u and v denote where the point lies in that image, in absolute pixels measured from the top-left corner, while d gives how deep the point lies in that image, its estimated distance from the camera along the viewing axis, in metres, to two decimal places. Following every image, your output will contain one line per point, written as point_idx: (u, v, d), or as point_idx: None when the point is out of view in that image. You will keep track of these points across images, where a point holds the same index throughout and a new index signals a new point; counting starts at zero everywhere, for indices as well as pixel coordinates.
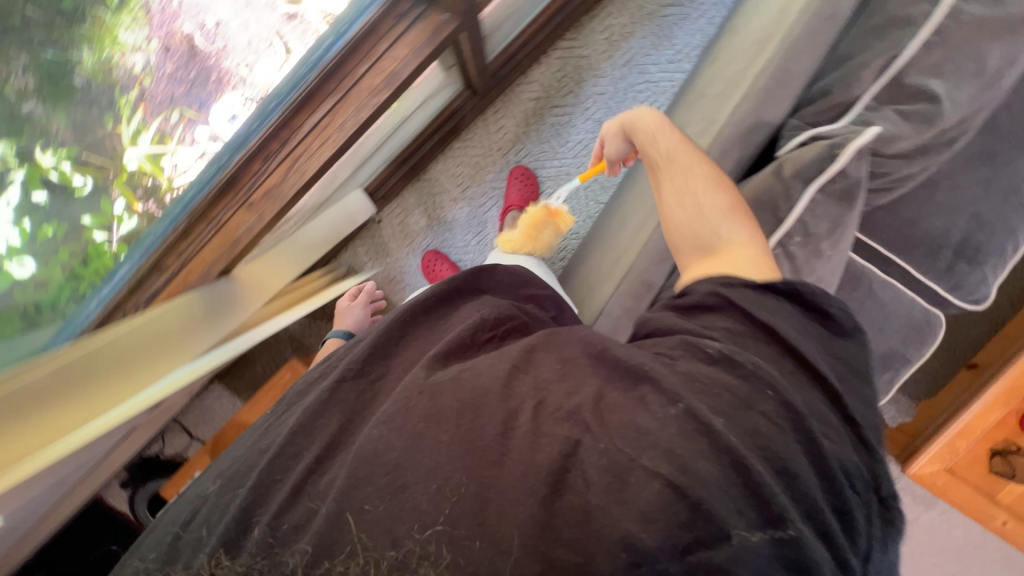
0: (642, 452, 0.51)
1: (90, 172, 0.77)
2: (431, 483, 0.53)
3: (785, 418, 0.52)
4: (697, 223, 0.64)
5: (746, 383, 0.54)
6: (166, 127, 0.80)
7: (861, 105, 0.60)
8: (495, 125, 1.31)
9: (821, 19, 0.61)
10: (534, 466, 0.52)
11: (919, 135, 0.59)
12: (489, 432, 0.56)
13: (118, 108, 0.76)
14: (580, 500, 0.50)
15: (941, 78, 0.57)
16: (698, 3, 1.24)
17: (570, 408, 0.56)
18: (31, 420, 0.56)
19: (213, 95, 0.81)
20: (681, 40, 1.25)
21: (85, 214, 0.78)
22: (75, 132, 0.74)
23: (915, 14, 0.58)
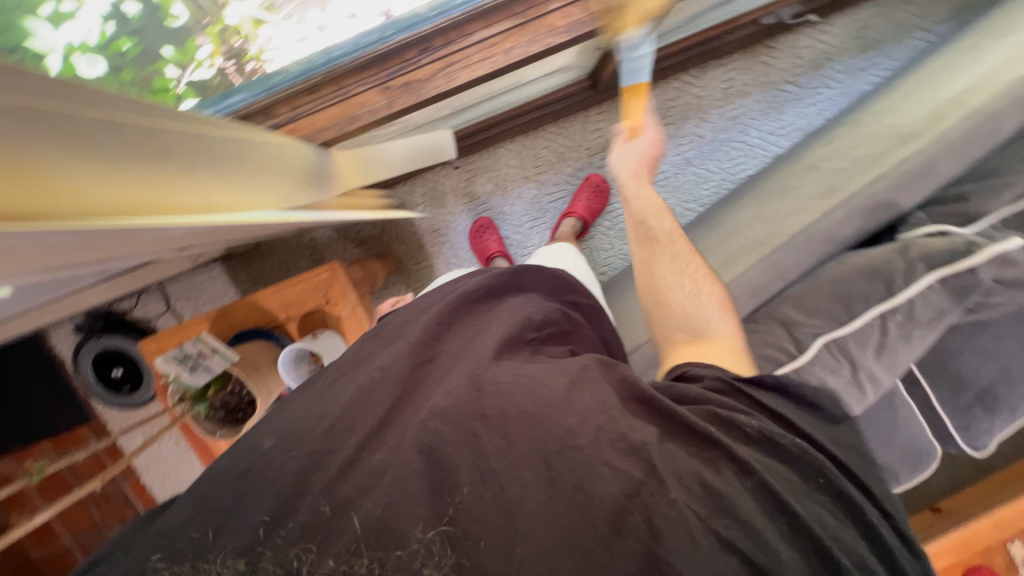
0: (714, 518, 0.46)
1: (188, 6, 0.63)
2: (486, 489, 0.47)
3: (841, 507, 0.48)
4: (683, 308, 0.68)
5: (794, 469, 0.50)
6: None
7: (989, 221, 0.64)
8: (593, 125, 1.32)
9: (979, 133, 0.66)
10: (594, 500, 0.46)
11: None
12: (547, 446, 0.48)
13: None
14: (643, 549, 0.44)
15: None
16: (816, 92, 1.28)
17: (635, 443, 0.49)
18: (129, 170, 0.44)
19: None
20: (789, 117, 1.29)
21: (166, 46, 0.63)
22: None
23: None
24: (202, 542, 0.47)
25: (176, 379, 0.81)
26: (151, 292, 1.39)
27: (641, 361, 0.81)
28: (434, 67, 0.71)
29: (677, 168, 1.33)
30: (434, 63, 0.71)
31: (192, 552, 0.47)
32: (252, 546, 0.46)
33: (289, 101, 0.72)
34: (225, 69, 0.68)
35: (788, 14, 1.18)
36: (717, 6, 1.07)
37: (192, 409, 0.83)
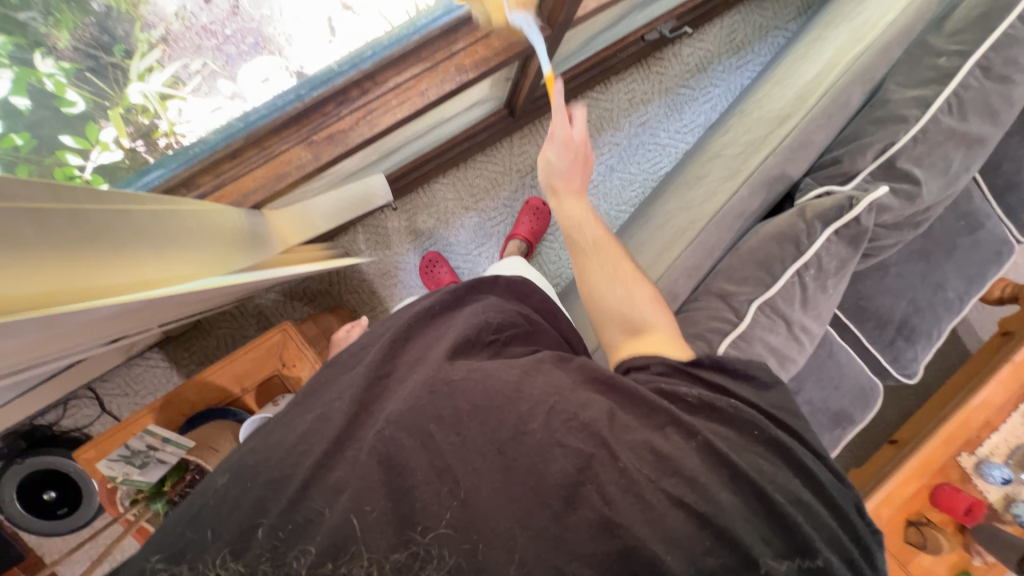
0: (661, 477, 0.51)
1: (85, 94, 0.61)
2: (441, 484, 0.49)
3: (775, 455, 0.57)
4: (617, 309, 0.70)
5: (734, 429, 0.58)
6: (183, 74, 0.66)
7: (862, 176, 0.74)
8: (518, 149, 1.40)
9: (835, 105, 0.78)
10: (548, 477, 0.50)
11: (904, 208, 0.73)
12: (500, 436, 0.52)
13: (132, 42, 0.61)
14: (596, 514, 0.48)
15: (922, 167, 0.73)
16: (706, 90, 1.44)
17: (586, 420, 0.54)
18: (64, 256, 0.43)
19: (247, 54, 0.68)
20: (689, 116, 1.44)
21: (65, 135, 0.61)
22: (78, 50, 0.59)
23: (909, 116, 0.74)
24: (203, 540, 0.47)
25: (125, 480, 0.75)
26: (81, 396, 1.26)
27: (605, 357, 0.84)
28: (355, 116, 0.74)
29: (604, 176, 1.43)
30: (353, 113, 0.74)
31: (191, 551, 0.46)
32: (248, 545, 0.46)
33: (212, 169, 0.71)
34: (134, 147, 0.68)
35: (667, 29, 1.33)
36: (606, 30, 1.19)
37: (148, 509, 0.77)
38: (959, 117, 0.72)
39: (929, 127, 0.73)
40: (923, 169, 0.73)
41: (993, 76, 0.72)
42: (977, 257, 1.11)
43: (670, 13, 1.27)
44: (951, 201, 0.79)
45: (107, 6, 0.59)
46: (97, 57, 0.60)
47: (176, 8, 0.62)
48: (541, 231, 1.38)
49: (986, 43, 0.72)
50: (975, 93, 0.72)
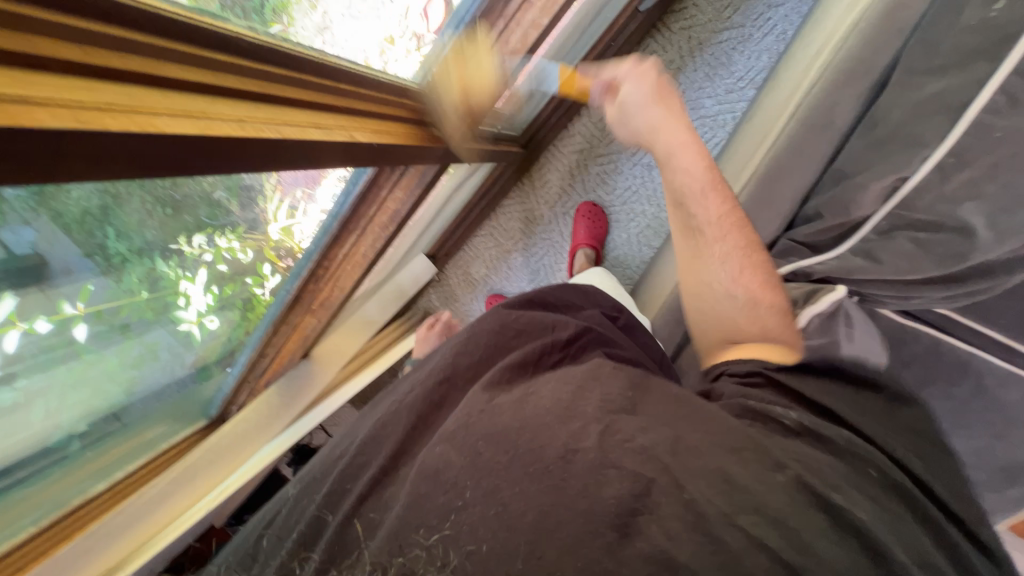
0: (738, 512, 0.38)
1: (251, 245, 0.75)
2: (488, 506, 0.39)
3: (894, 496, 0.44)
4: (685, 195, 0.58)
5: (838, 456, 0.45)
6: (296, 203, 0.72)
7: (864, 233, 0.55)
8: (540, 180, 1.34)
9: (810, 126, 0.58)
10: (599, 504, 0.38)
11: (942, 268, 0.50)
12: (547, 456, 0.40)
13: (263, 195, 0.66)
14: (656, 552, 0.35)
15: (978, 202, 0.47)
16: (761, 20, 1.06)
17: (646, 444, 0.41)
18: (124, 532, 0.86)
19: (310, 178, 0.66)
20: (743, 64, 1.09)
21: (247, 277, 0.82)
22: (244, 214, 0.67)
23: (926, 134, 0.48)
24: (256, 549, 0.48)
25: None
26: None
27: None
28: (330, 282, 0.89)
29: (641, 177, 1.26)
30: (328, 281, 0.89)
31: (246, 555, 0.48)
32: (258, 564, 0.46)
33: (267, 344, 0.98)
34: (283, 265, 0.85)
35: None
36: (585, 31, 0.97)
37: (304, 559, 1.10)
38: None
39: (964, 146, 0.46)
40: (981, 204, 0.46)
41: None
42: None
43: None
44: None
45: (248, 172, 0.60)
46: (254, 209, 0.68)
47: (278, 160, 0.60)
48: (602, 234, 1.27)
49: None
50: None
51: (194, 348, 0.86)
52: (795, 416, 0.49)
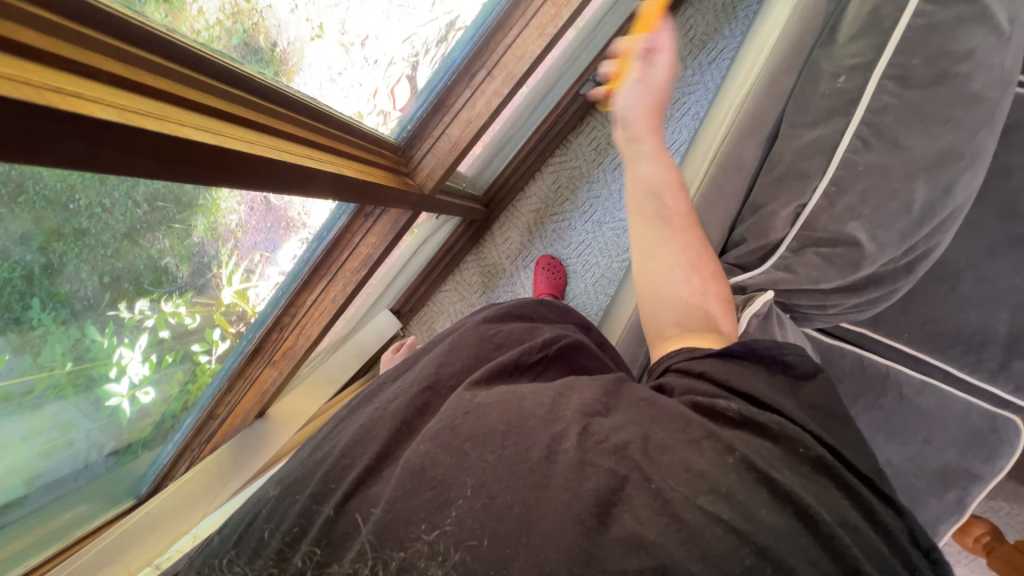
0: (697, 494, 0.37)
1: (200, 309, 0.75)
2: (476, 501, 0.38)
3: (825, 477, 0.41)
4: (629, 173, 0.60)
5: (772, 441, 0.42)
6: (252, 265, 0.75)
7: (781, 251, 0.60)
8: (501, 237, 1.43)
9: (727, 170, 0.64)
10: (581, 496, 0.37)
11: (847, 276, 0.58)
12: (529, 459, 0.40)
13: (220, 257, 0.70)
14: (632, 536, 0.36)
15: (861, 220, 0.55)
16: (680, 104, 1.26)
17: (619, 440, 0.41)
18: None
19: (277, 234, 0.74)
20: (669, 138, 1.28)
21: (195, 343, 0.80)
22: (192, 274, 0.69)
23: (812, 167, 0.57)
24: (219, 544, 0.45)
25: None
26: None
27: None
28: (294, 331, 0.88)
29: (593, 233, 1.37)
30: (292, 330, 0.87)
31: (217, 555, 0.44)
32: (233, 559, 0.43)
33: (220, 402, 0.93)
34: (234, 329, 0.84)
35: (602, 74, 1.21)
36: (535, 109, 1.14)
37: None
38: (882, 149, 0.53)
39: (842, 176, 0.55)
40: (864, 221, 0.55)
41: (921, 79, 0.51)
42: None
43: (598, 58, 1.16)
44: (934, 232, 0.58)
45: (202, 237, 0.65)
46: (205, 274, 0.70)
47: (238, 221, 0.67)
48: (560, 284, 1.34)
49: (890, 44, 0.52)
50: (896, 111, 0.52)
51: (122, 429, 0.80)
52: (733, 404, 0.44)
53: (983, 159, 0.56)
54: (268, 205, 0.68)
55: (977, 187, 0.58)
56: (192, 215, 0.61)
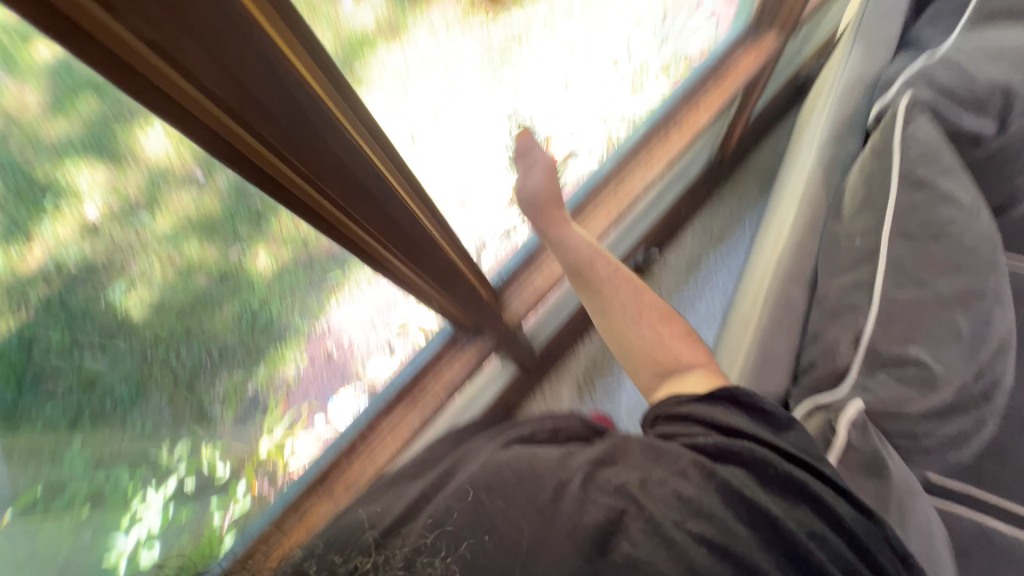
0: (685, 518, 0.46)
1: (230, 459, 0.88)
2: (488, 535, 0.47)
3: (797, 495, 0.50)
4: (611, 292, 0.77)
5: (748, 470, 0.50)
6: (296, 415, 0.92)
7: (854, 376, 0.65)
8: (550, 395, 1.46)
9: (780, 309, 0.76)
10: (582, 529, 0.46)
11: (927, 396, 0.62)
12: (540, 497, 0.49)
13: (266, 408, 0.87)
14: (629, 560, 0.44)
15: (919, 343, 0.63)
16: (707, 283, 1.50)
17: (617, 481, 0.49)
18: None
19: (335, 387, 0.95)
20: (703, 310, 1.47)
21: (213, 501, 0.88)
22: (233, 429, 0.85)
23: (858, 302, 0.68)
24: None
25: None
26: None
27: None
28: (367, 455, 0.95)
29: None
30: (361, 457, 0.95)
31: None
32: None
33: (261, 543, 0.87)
34: (257, 491, 0.93)
35: (640, 257, 1.45)
36: None
37: None
38: (914, 286, 0.65)
39: (887, 307, 0.66)
40: (923, 344, 0.63)
41: (921, 237, 0.67)
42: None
43: (637, 245, 1.40)
44: (993, 359, 0.64)
45: (255, 391, 0.83)
46: (248, 420, 0.86)
47: (297, 373, 0.87)
48: None
49: (887, 215, 0.69)
50: (914, 259, 0.66)
51: None
52: (713, 439, 0.53)
53: (1005, 296, 0.66)
54: (327, 361, 0.90)
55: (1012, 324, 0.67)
56: (256, 365, 0.80)
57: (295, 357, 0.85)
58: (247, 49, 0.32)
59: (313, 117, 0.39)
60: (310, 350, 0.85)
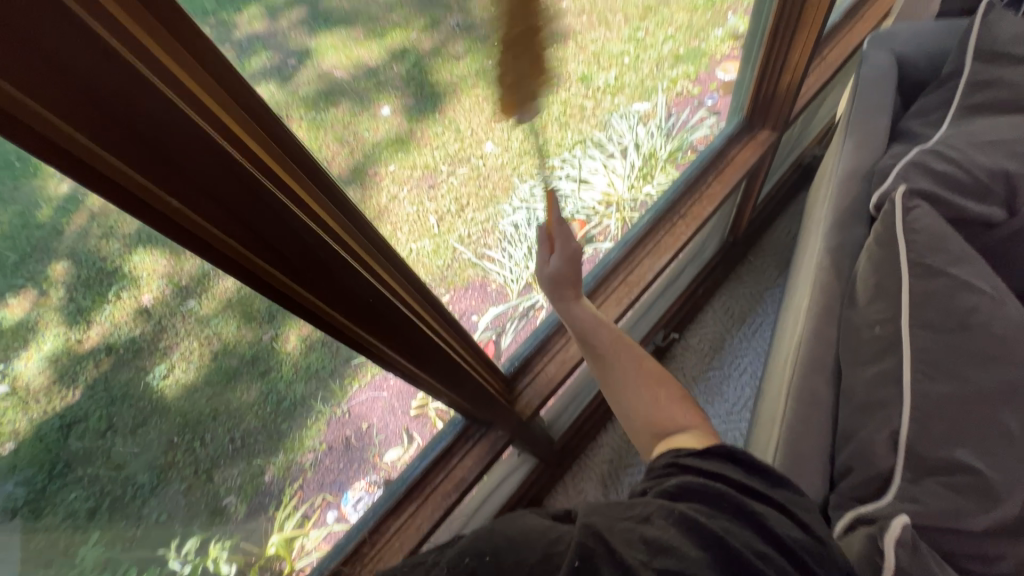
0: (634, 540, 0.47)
1: (238, 558, 0.76)
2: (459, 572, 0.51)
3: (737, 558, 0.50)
4: (649, 405, 0.73)
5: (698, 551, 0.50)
6: (309, 508, 0.80)
7: (898, 479, 0.59)
8: (574, 488, 1.37)
9: (806, 403, 0.72)
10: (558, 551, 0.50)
11: (989, 510, 0.55)
12: (529, 560, 0.49)
13: (280, 500, 0.75)
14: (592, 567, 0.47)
15: (965, 446, 0.57)
16: (735, 364, 1.44)
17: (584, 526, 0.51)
18: None
19: (351, 476, 0.83)
20: (733, 394, 1.40)
21: None
22: (245, 520, 0.74)
23: (888, 396, 0.64)
24: None
25: None
26: None
27: None
28: (393, 535, 0.85)
29: None
30: (380, 545, 0.85)
31: None
32: None
33: None
34: None
35: (660, 338, 1.43)
36: None
37: None
38: (947, 379, 0.61)
39: (920, 403, 0.61)
40: (970, 448, 0.57)
41: (944, 326, 0.64)
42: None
43: (656, 327, 1.39)
44: None
45: (275, 475, 0.72)
46: (260, 513, 0.74)
47: (312, 459, 0.76)
48: None
49: (905, 304, 0.67)
50: (941, 350, 0.63)
51: None
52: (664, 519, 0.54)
53: None
54: (345, 445, 0.79)
55: None
56: (277, 452, 0.70)
57: (314, 437, 0.74)
58: (287, 226, 0.37)
59: (339, 267, 0.44)
60: (330, 434, 0.76)
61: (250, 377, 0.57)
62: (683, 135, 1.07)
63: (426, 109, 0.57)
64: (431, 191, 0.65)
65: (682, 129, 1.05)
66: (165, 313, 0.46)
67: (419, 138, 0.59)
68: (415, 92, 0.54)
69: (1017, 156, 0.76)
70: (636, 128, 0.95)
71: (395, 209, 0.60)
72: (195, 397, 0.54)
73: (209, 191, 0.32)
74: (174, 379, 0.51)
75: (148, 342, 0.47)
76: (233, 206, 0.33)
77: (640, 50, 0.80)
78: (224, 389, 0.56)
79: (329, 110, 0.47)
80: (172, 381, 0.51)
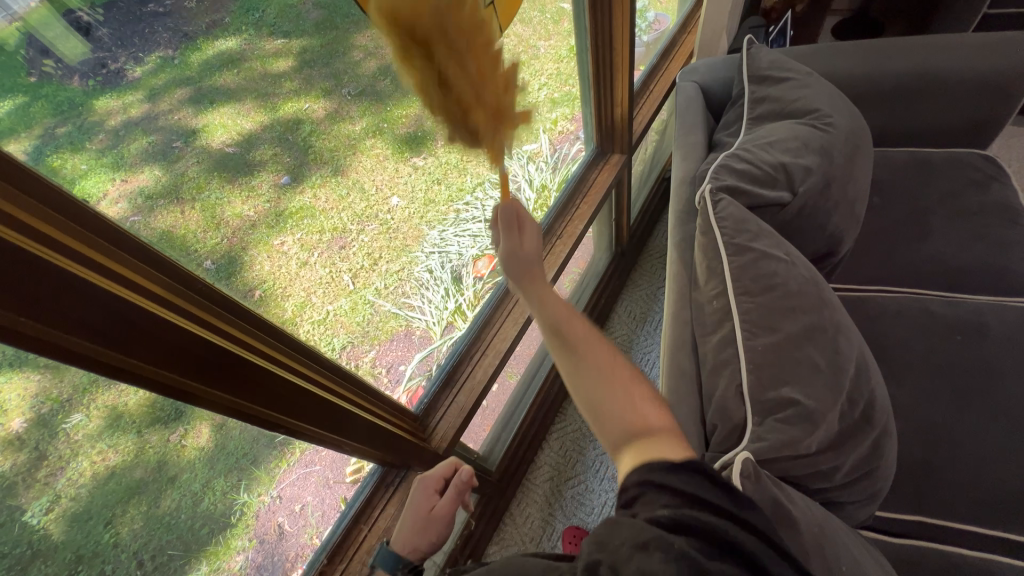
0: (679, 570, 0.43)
1: None
2: None
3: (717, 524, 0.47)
4: (619, 400, 0.61)
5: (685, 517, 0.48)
6: None
7: (749, 425, 0.68)
8: (521, 517, 1.37)
9: (676, 378, 0.82)
10: None
11: (813, 432, 0.66)
12: None
13: None
14: None
15: (789, 384, 0.69)
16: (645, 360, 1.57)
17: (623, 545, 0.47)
18: None
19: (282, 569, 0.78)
20: None
21: None
22: None
23: (730, 356, 0.75)
24: None
25: None
26: None
27: None
28: None
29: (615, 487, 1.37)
30: None
31: None
32: None
33: None
34: None
35: None
36: (527, 380, 1.38)
37: None
38: (766, 332, 0.73)
39: (752, 357, 0.72)
40: (793, 385, 0.69)
41: (757, 291, 0.77)
42: (1007, 358, 0.91)
43: None
44: (858, 384, 0.73)
45: None
46: None
47: (243, 561, 0.71)
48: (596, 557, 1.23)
49: (728, 278, 0.79)
50: (759, 310, 0.75)
51: None
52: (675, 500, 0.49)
53: (844, 328, 0.77)
54: (278, 534, 0.75)
55: (860, 345, 0.77)
56: (199, 561, 0.65)
57: (241, 536, 0.70)
58: (188, 344, 0.43)
59: (241, 364, 0.48)
60: (258, 529, 0.72)
61: (159, 482, 0.55)
62: (568, 166, 1.27)
63: (331, 172, 0.71)
64: (343, 251, 0.75)
65: (567, 160, 1.25)
66: (38, 440, 0.44)
67: (322, 203, 0.70)
68: (291, 153, 0.65)
69: (787, 149, 0.96)
70: (527, 166, 1.14)
71: (305, 273, 0.68)
72: (89, 526, 0.50)
73: (110, 330, 0.37)
74: (60, 509, 0.47)
75: (23, 476, 0.44)
76: (138, 339, 0.39)
77: (519, 98, 1.07)
78: (125, 507, 0.53)
79: (223, 187, 0.57)
80: (56, 514, 0.47)
